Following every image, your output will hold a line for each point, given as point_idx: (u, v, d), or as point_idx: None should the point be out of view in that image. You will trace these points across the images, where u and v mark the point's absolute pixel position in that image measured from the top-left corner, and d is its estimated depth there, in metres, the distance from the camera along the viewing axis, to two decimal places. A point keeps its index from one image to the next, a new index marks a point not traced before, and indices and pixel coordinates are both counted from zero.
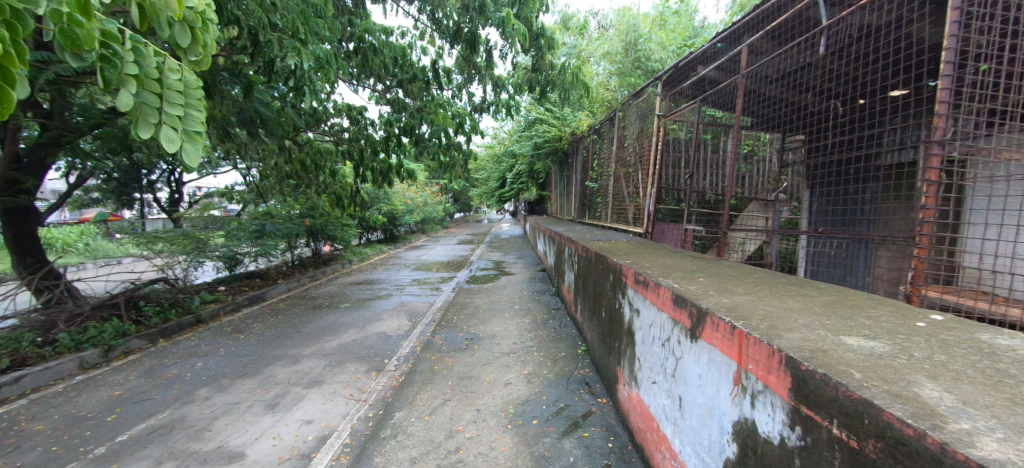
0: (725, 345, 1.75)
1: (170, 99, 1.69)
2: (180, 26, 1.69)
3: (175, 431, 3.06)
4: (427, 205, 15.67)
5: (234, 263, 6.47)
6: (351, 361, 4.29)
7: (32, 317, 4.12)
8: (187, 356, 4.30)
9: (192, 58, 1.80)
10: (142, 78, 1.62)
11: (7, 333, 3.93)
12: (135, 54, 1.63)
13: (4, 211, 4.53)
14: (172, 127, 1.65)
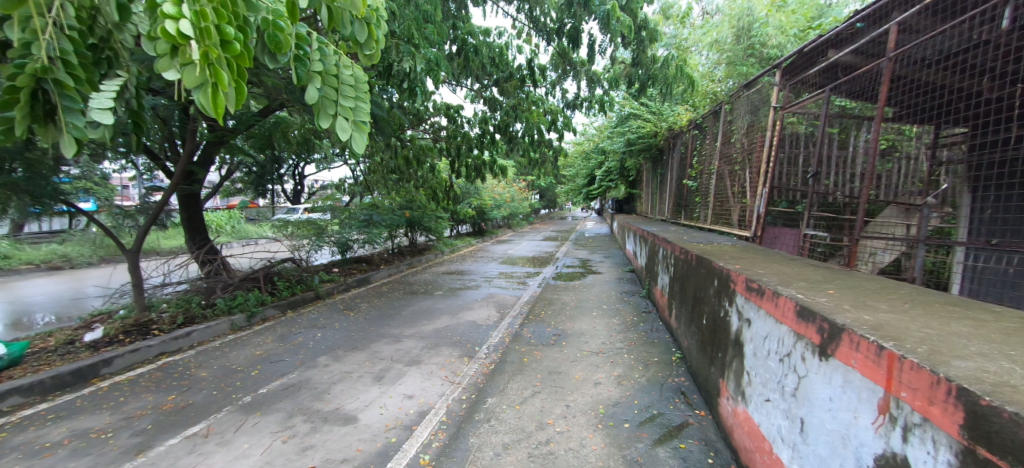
0: (871, 368, 1.50)
1: (344, 93, 1.85)
2: (359, 23, 1.93)
3: (302, 390, 3.50)
4: (512, 201, 16.00)
5: (346, 248, 7.24)
6: (445, 345, 4.53)
7: (198, 283, 5.03)
8: (310, 327, 4.90)
9: (365, 51, 2.05)
10: (323, 74, 1.82)
11: (181, 295, 4.84)
12: (321, 55, 1.85)
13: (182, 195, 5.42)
14: (345, 118, 1.80)
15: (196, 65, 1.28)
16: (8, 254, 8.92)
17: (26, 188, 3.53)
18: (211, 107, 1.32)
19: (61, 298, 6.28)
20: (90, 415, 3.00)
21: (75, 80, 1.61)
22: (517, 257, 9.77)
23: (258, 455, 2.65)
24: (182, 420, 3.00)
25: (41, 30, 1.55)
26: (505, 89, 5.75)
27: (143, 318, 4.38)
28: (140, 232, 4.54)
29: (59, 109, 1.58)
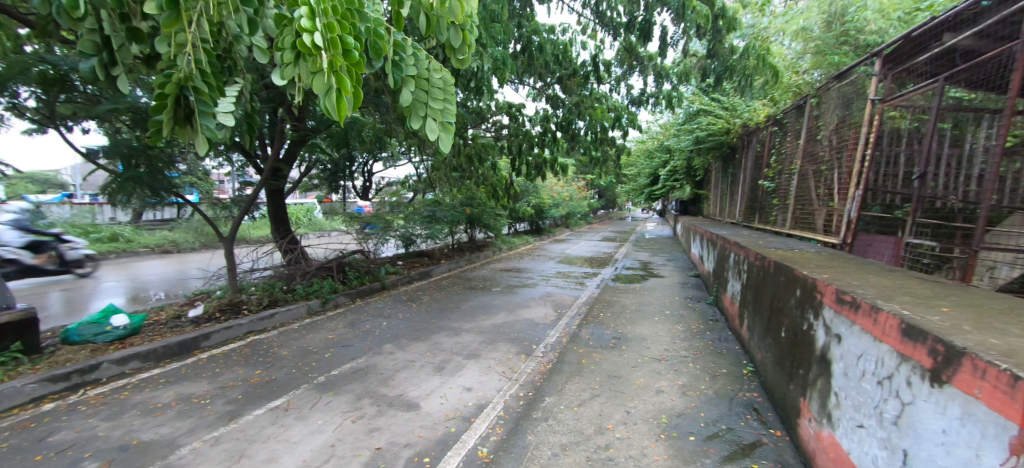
0: (1001, 400, 1.28)
1: (434, 95, 1.93)
2: (454, 30, 2.03)
3: (369, 374, 3.68)
4: (570, 200, 15.88)
5: (410, 243, 7.59)
6: (503, 341, 4.56)
7: (281, 270, 5.50)
8: (376, 316, 5.17)
9: (459, 56, 2.14)
10: (415, 78, 1.91)
11: (267, 280, 5.33)
12: (414, 59, 1.94)
13: (269, 191, 5.88)
14: (433, 119, 1.87)
15: (324, 73, 1.40)
16: (133, 238, 10.41)
17: (148, 181, 3.99)
18: (335, 111, 1.45)
19: (172, 279, 7.21)
20: (192, 381, 3.39)
21: (209, 87, 1.80)
22: (575, 257, 9.64)
23: (331, 432, 2.85)
24: (267, 393, 3.28)
25: (183, 43, 1.72)
26: (568, 87, 5.68)
27: (236, 299, 4.87)
28: (234, 222, 5.01)
29: (196, 113, 1.79)
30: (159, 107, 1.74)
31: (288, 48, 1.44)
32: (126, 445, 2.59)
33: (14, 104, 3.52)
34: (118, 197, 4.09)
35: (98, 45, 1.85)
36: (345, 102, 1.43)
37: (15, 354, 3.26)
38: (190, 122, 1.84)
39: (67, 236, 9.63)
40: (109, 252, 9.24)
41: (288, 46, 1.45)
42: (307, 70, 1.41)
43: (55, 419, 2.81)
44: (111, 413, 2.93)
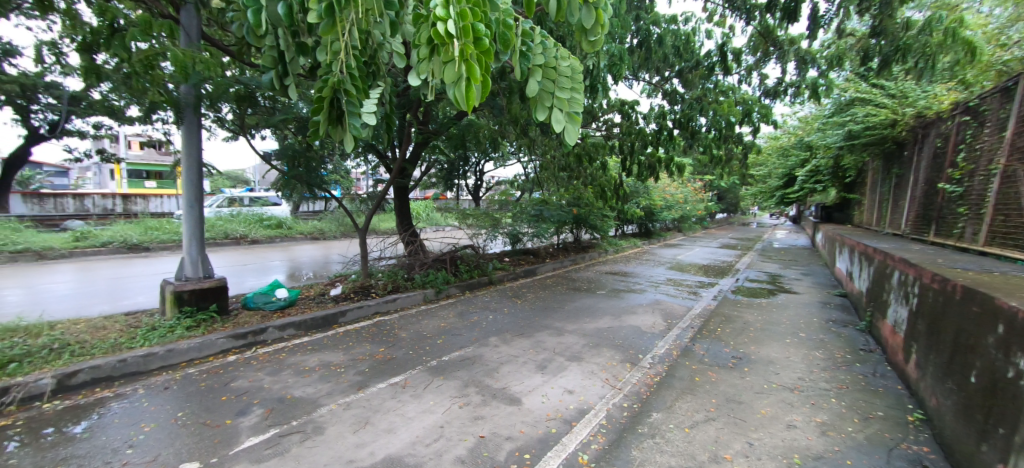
0: None
1: (560, 84, 1.91)
2: (586, 10, 1.98)
3: (476, 364, 3.82)
4: (685, 203, 14.77)
5: (517, 241, 7.80)
6: (607, 346, 4.38)
7: (403, 260, 6.08)
8: (484, 308, 5.39)
9: (591, 39, 2.10)
10: (543, 67, 1.92)
11: (391, 268, 5.93)
12: (542, 48, 1.95)
13: (397, 189, 6.55)
14: (560, 110, 1.86)
15: (456, 62, 1.44)
16: (293, 225, 12.58)
17: (306, 178, 4.70)
18: (464, 100, 1.49)
19: (319, 262, 8.50)
20: (331, 351, 3.91)
21: (356, 89, 1.97)
22: (687, 264, 8.90)
23: (440, 414, 3.02)
24: (388, 370, 3.62)
25: (337, 51, 1.90)
26: (689, 81, 5.29)
27: (367, 282, 5.52)
28: (368, 215, 5.68)
29: (345, 113, 1.99)
30: (317, 109, 1.98)
31: (424, 43, 1.53)
32: (282, 398, 3.08)
33: (217, 119, 4.38)
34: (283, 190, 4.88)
35: (274, 58, 2.13)
36: (474, 90, 1.46)
37: (212, 313, 4.13)
38: (340, 121, 2.05)
39: (250, 223, 12.06)
40: (277, 237, 11.30)
41: (424, 40, 1.54)
42: (441, 59, 1.47)
43: (236, 368, 3.49)
44: (273, 369, 3.53)
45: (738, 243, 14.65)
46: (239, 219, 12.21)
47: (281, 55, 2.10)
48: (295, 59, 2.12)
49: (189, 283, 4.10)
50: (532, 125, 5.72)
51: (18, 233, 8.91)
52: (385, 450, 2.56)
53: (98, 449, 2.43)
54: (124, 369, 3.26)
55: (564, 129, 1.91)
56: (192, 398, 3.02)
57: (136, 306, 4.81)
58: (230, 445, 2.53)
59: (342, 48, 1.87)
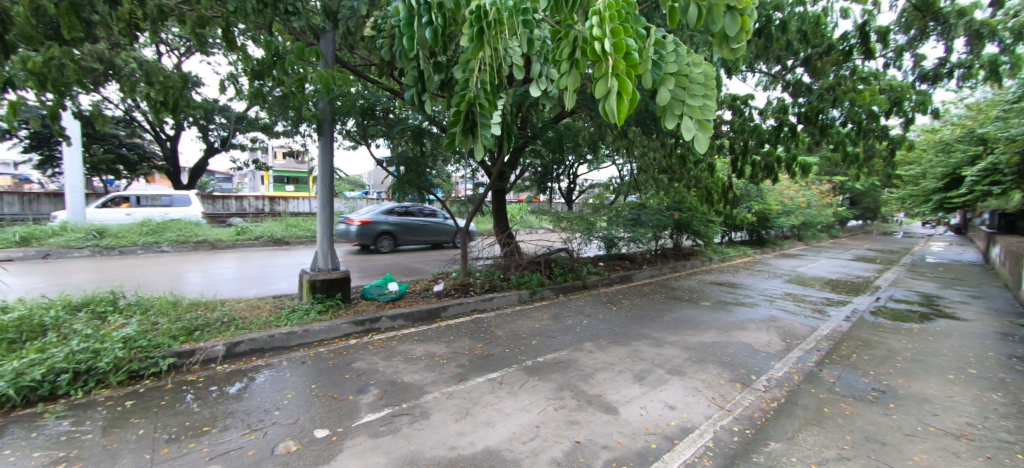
0: None
1: (693, 92, 1.77)
2: (731, 16, 1.81)
3: (571, 368, 3.76)
4: (806, 208, 13.02)
5: (612, 245, 7.57)
6: (714, 363, 4.02)
7: (499, 261, 6.28)
8: (578, 313, 5.31)
9: (733, 46, 1.94)
10: (675, 75, 1.76)
11: (489, 268, 6.16)
12: (675, 54, 1.78)
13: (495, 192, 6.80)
14: (691, 117, 1.73)
15: (608, 77, 1.45)
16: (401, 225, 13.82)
17: (417, 183, 5.04)
18: (615, 113, 1.46)
19: (423, 260, 9.21)
20: (435, 343, 4.17)
21: (491, 102, 1.90)
22: (810, 278, 7.82)
23: (536, 414, 3.03)
24: (486, 365, 3.74)
25: (472, 69, 1.94)
26: (818, 69, 4.77)
27: (466, 281, 5.81)
28: (468, 217, 5.97)
29: (479, 124, 1.91)
30: (455, 122, 1.99)
31: (565, 59, 1.66)
32: (394, 381, 3.37)
33: (348, 130, 4.90)
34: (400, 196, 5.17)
35: (415, 78, 2.35)
36: (626, 103, 1.42)
37: (338, 301, 4.69)
38: (473, 131, 1.96)
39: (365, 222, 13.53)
40: (388, 235, 12.53)
41: (567, 56, 1.65)
42: (593, 75, 1.50)
43: (356, 350, 3.91)
44: (386, 355, 3.87)
45: (878, 256, 12.42)
46: (357, 219, 13.79)
47: (421, 74, 2.27)
48: (431, 76, 2.20)
49: (321, 273, 4.73)
50: (632, 125, 5.55)
51: (200, 227, 11.20)
52: (484, 442, 2.64)
53: (256, 409, 2.93)
54: (273, 342, 3.87)
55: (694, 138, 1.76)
56: (322, 374, 3.45)
57: (280, 290, 5.71)
58: (352, 418, 2.84)
59: (479, 65, 1.89)
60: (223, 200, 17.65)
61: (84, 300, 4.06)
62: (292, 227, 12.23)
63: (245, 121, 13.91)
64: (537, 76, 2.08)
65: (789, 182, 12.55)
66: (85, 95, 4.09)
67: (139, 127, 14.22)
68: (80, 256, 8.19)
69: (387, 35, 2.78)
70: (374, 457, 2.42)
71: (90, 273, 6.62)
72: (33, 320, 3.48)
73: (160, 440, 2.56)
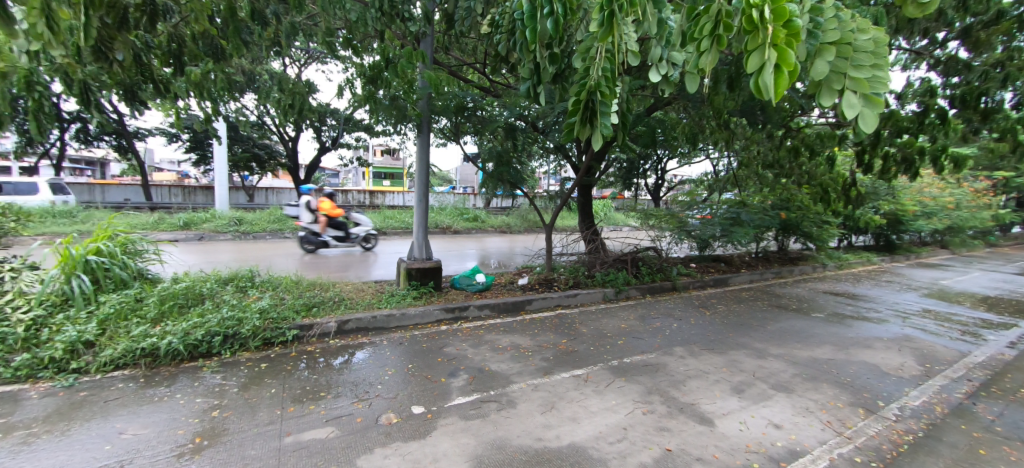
0: None
1: (858, 63, 1.54)
2: None
3: (660, 372, 3.57)
4: (956, 209, 10.86)
5: (705, 245, 7.05)
6: (830, 383, 3.53)
7: (584, 257, 6.21)
8: (668, 315, 5.04)
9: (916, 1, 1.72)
10: (836, 45, 1.55)
11: (572, 265, 6.12)
12: (836, 20, 1.58)
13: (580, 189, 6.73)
14: (853, 91, 1.52)
15: (766, 48, 1.33)
16: (485, 219, 14.30)
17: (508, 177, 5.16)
18: (773, 88, 1.33)
19: (507, 253, 9.45)
20: (520, 335, 4.26)
21: (612, 90, 1.83)
22: (958, 293, 6.53)
23: (623, 416, 2.91)
24: (571, 361, 3.71)
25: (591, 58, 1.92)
26: (979, 41, 4.09)
27: (550, 276, 5.83)
28: (554, 212, 5.96)
29: (599, 114, 1.84)
30: (574, 111, 2.00)
31: (706, 35, 1.60)
32: (482, 368, 3.50)
33: (443, 127, 5.13)
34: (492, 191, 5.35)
35: (531, 70, 2.39)
36: (787, 75, 1.28)
37: (431, 288, 5.00)
38: (592, 122, 1.92)
39: (453, 215, 14.23)
40: (474, 229, 13.05)
41: (709, 32, 1.58)
42: (747, 48, 1.40)
43: (447, 336, 4.13)
44: (474, 343, 4.05)
45: None
46: (446, 212, 14.56)
47: (538, 66, 2.28)
48: (546, 66, 2.22)
49: (416, 262, 5.09)
50: (735, 115, 5.15)
51: (314, 216, 12.73)
52: (570, 437, 2.61)
53: (364, 381, 3.24)
54: (375, 323, 4.24)
55: (857, 116, 1.55)
56: (418, 355, 3.70)
57: (381, 275, 6.26)
58: (444, 399, 3.01)
59: (601, 51, 1.84)
60: (332, 192, 19.81)
61: (231, 276, 4.82)
62: (389, 218, 13.32)
63: (351, 122, 15.43)
64: (657, 61, 1.99)
65: (930, 178, 10.63)
66: (235, 102, 4.83)
67: (270, 129, 16.53)
68: (225, 239, 9.78)
69: (505, 29, 2.89)
70: (465, 437, 2.54)
71: (233, 254, 7.85)
72: (197, 289, 4.23)
73: (287, 399, 2.97)
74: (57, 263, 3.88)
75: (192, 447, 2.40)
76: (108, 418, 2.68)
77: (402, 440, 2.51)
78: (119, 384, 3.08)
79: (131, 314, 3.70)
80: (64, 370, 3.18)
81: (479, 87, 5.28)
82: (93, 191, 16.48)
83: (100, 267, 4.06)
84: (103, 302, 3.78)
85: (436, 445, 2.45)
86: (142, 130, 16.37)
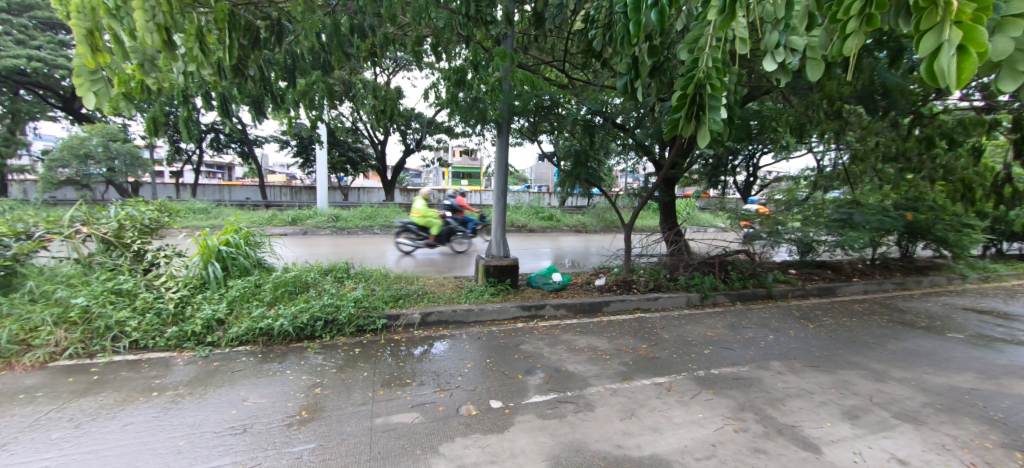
0: None
1: None
2: None
3: (754, 387, 3.23)
4: None
5: (808, 250, 6.32)
6: (979, 418, 2.90)
7: (665, 259, 5.92)
8: (762, 326, 4.59)
9: None
10: None
11: (653, 266, 5.86)
12: None
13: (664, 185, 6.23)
14: None
15: (947, 27, 1.16)
16: (561, 218, 14.22)
17: (587, 176, 5.06)
18: (956, 72, 1.13)
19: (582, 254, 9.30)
20: (597, 337, 4.16)
21: (723, 83, 1.79)
22: None
23: (712, 431, 2.65)
24: (652, 368, 3.53)
25: (699, 53, 1.91)
26: None
27: (628, 277, 5.64)
28: (634, 210, 5.68)
29: (707, 107, 1.78)
30: (678, 107, 1.94)
31: (853, 15, 1.41)
32: (559, 368, 3.47)
33: (521, 126, 5.19)
34: (567, 189, 5.32)
35: (629, 65, 2.48)
36: (976, 59, 1.10)
37: (508, 286, 5.10)
38: (699, 118, 1.85)
39: (529, 214, 14.39)
40: (548, 228, 13.09)
41: (857, 12, 1.40)
42: (919, 28, 1.25)
43: (523, 334, 4.17)
44: (550, 342, 4.04)
45: None
46: (522, 211, 14.75)
47: (636, 61, 2.40)
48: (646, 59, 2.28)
49: (494, 260, 5.22)
50: (849, 102, 4.56)
51: (399, 214, 13.68)
52: (651, 448, 2.45)
53: (445, 372, 3.39)
54: (455, 316, 4.43)
55: None
56: (495, 351, 3.77)
57: (461, 271, 6.51)
58: (521, 396, 3.03)
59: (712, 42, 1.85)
60: (415, 192, 21.08)
61: (335, 267, 5.35)
62: (467, 216, 13.83)
63: (433, 125, 16.32)
64: (774, 47, 1.87)
65: None
66: (335, 110, 5.30)
67: (362, 135, 18.10)
68: (325, 234, 10.94)
69: (600, 24, 2.95)
70: (541, 436, 2.53)
71: (332, 248, 8.67)
72: (304, 278, 4.74)
73: (378, 383, 3.21)
74: (197, 252, 4.59)
75: (299, 419, 2.70)
76: (235, 386, 3.11)
77: (481, 432, 2.57)
78: (243, 358, 3.56)
79: (252, 298, 4.26)
80: (203, 342, 3.76)
81: (558, 84, 5.26)
82: (223, 191, 19.38)
83: (229, 256, 4.73)
84: (231, 286, 4.39)
85: (513, 441, 2.47)
86: (261, 138, 18.90)
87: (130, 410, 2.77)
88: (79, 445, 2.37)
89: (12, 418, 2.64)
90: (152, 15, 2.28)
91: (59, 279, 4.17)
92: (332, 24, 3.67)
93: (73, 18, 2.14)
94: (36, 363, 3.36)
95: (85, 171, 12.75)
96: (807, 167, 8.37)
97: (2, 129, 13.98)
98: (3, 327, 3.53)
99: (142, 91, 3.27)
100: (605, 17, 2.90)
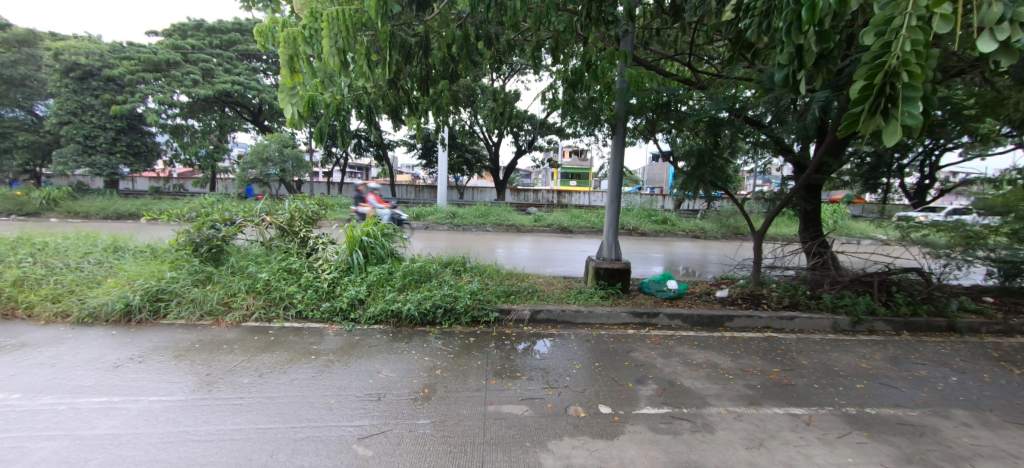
0: None
1: None
2: None
3: (925, 438, 2.63)
4: None
5: (1017, 272, 5.11)
6: None
7: (806, 275, 5.22)
8: (939, 364, 3.73)
9: None
10: None
11: (791, 282, 5.24)
12: None
13: (806, 189, 5.40)
14: None
15: None
16: (675, 222, 13.35)
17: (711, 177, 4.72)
18: None
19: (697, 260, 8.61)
20: (717, 353, 3.83)
21: (923, 69, 1.65)
22: None
23: None
24: (784, 396, 3.12)
25: (890, 40, 1.78)
26: None
27: (757, 291, 5.10)
28: (766, 218, 5.00)
29: (900, 98, 1.67)
30: (859, 100, 1.85)
31: None
32: (673, 382, 3.29)
33: (637, 125, 5.01)
34: (685, 191, 4.97)
35: (791, 55, 2.32)
36: None
37: (618, 290, 5.00)
38: (887, 112, 1.75)
39: (640, 217, 13.81)
40: (661, 231, 12.41)
41: None
42: None
43: (634, 341, 4.05)
44: (663, 353, 3.84)
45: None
46: (632, 213, 14.23)
47: (801, 50, 2.24)
48: (813, 47, 2.16)
49: (605, 262, 5.17)
50: None
51: (509, 213, 14.28)
52: None
53: (553, 370, 3.45)
54: (564, 316, 4.48)
55: None
56: (604, 356, 3.72)
57: (569, 272, 6.56)
58: (632, 405, 2.94)
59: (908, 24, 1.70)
60: (524, 192, 21.75)
61: (458, 260, 5.83)
62: (573, 217, 13.83)
63: (545, 126, 16.69)
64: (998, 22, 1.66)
65: None
66: (457, 114, 5.68)
67: (478, 137, 19.35)
68: (443, 229, 11.99)
69: (757, 13, 2.66)
70: (652, 450, 2.43)
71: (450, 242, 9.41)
72: (428, 268, 5.26)
73: (489, 372, 3.41)
74: (346, 240, 5.41)
75: (422, 395, 3.01)
76: (371, 359, 3.60)
77: (590, 435, 2.57)
78: (378, 334, 4.10)
79: (385, 282, 4.88)
80: (347, 318, 4.41)
81: (683, 80, 5.00)
82: None
83: (369, 245, 5.46)
84: (370, 271, 5.07)
85: (623, 450, 2.42)
86: (393, 141, 21.43)
87: (296, 367, 3.40)
88: (261, 391, 2.99)
89: (219, 362, 3.45)
90: (335, 39, 2.78)
91: (251, 257, 5.31)
92: (462, 36, 4.02)
93: (280, 47, 2.83)
94: (234, 321, 4.31)
95: (266, 172, 15.78)
96: (1016, 167, 6.52)
97: (214, 139, 18.13)
98: (215, 291, 4.63)
99: (311, 106, 3.88)
100: (764, 3, 2.57)
